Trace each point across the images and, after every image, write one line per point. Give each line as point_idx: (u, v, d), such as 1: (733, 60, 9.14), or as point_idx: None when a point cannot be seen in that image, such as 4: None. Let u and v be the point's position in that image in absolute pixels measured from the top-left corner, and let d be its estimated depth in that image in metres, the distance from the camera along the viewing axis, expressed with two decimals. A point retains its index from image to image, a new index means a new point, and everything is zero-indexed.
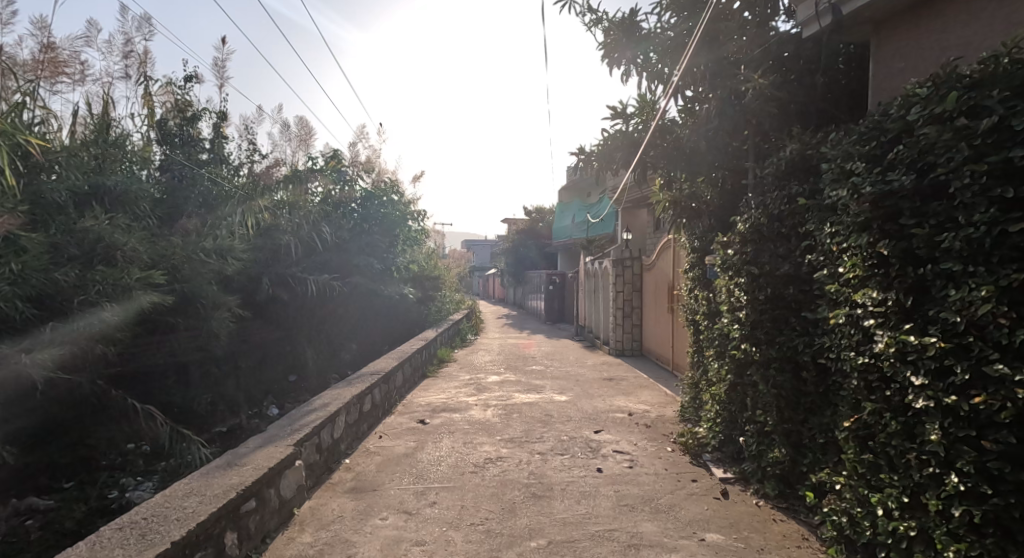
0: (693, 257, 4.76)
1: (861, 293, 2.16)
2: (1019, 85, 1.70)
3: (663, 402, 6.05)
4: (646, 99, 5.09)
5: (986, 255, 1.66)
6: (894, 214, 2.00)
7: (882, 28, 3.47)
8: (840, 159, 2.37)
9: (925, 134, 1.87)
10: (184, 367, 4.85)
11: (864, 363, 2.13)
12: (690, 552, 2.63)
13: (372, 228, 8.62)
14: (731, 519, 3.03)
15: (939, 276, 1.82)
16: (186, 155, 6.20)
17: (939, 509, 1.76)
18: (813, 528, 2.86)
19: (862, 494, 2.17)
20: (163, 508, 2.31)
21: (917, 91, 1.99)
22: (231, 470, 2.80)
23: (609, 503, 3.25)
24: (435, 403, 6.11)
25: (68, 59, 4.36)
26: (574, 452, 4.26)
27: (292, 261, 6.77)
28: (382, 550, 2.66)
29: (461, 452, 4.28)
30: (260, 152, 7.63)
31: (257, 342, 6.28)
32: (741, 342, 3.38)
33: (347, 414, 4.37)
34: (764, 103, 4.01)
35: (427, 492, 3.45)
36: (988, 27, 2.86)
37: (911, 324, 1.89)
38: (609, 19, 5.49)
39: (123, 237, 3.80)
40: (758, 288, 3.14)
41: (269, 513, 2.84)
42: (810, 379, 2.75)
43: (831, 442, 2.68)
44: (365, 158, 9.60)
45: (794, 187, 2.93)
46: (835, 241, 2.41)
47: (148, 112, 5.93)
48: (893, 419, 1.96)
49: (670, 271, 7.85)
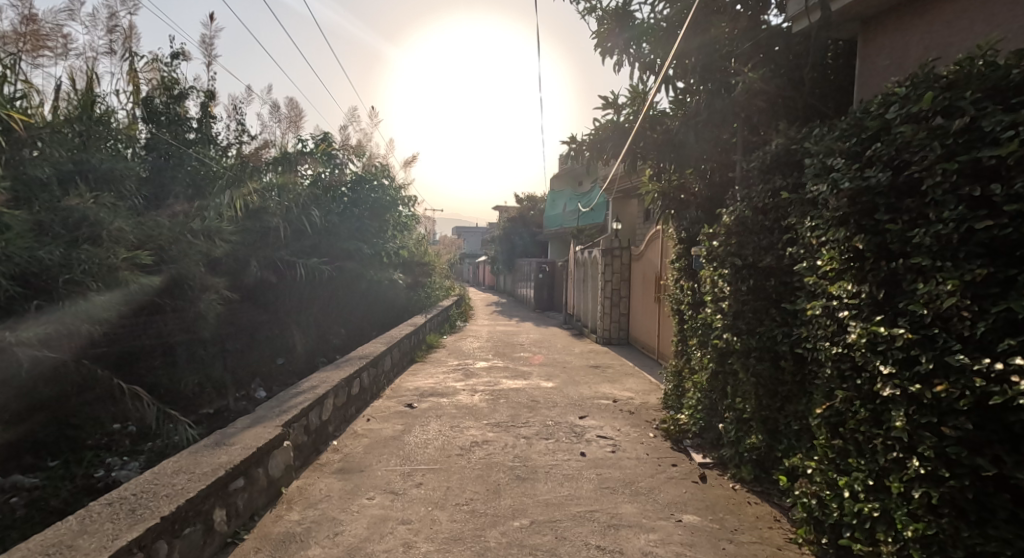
0: (680, 248, 4.65)
1: (838, 285, 2.24)
2: (992, 87, 1.74)
3: (647, 389, 6.17)
4: (637, 90, 5.15)
5: (953, 251, 1.73)
6: (871, 210, 2.07)
7: (870, 25, 3.54)
8: (821, 154, 2.43)
9: (901, 133, 1.93)
10: (171, 349, 4.84)
11: (838, 353, 2.21)
12: (667, 532, 2.72)
13: (363, 213, 8.63)
14: (708, 502, 3.14)
15: (909, 269, 1.89)
16: (172, 134, 6.12)
17: (901, 491, 1.85)
18: (784, 510, 2.98)
19: (831, 478, 2.28)
20: (152, 485, 2.34)
21: (897, 90, 2.06)
22: (219, 449, 2.83)
23: (591, 486, 3.34)
24: (423, 388, 6.18)
25: (50, 32, 4.26)
26: (558, 437, 4.36)
27: (281, 243, 6.76)
28: (370, 528, 2.73)
29: (448, 435, 4.36)
30: (249, 133, 7.57)
31: (245, 324, 6.27)
32: (723, 331, 3.50)
33: (336, 397, 4.42)
34: (752, 96, 4.12)
35: (414, 473, 3.51)
36: (968, 28, 2.93)
37: (882, 316, 1.98)
38: (603, 8, 5.52)
39: (109, 216, 3.79)
40: (741, 280, 3.25)
41: (257, 491, 2.88)
42: (788, 367, 2.81)
43: (804, 429, 2.76)
44: (357, 142, 9.53)
45: (778, 181, 2.99)
46: (815, 234, 2.48)
47: (133, 89, 5.84)
48: (862, 406, 2.06)
49: (658, 262, 7.97)
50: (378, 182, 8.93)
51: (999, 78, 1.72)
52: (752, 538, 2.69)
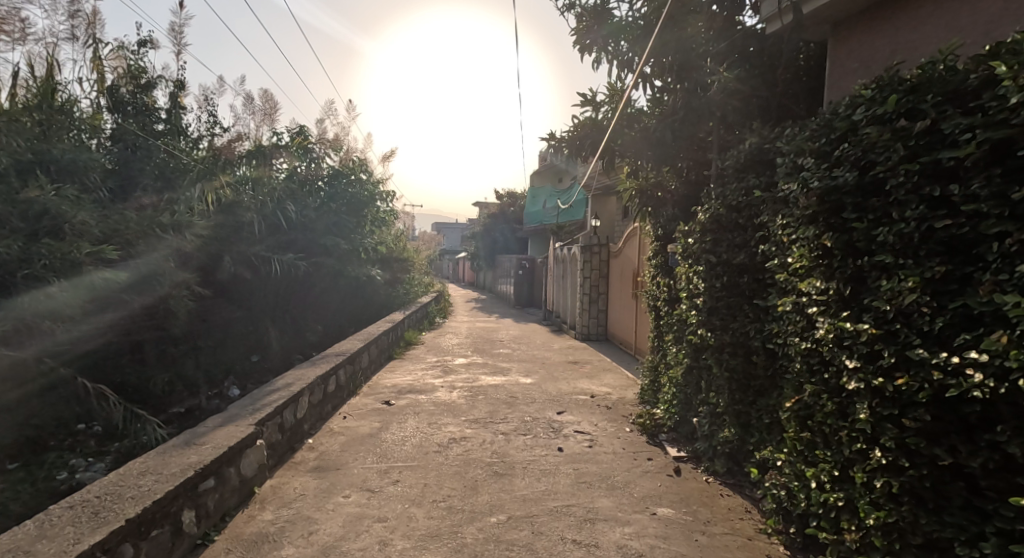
0: (657, 244, 4.71)
1: (807, 282, 2.29)
2: (952, 90, 1.79)
3: (625, 385, 6.25)
4: (615, 87, 5.19)
5: (915, 249, 1.79)
6: (839, 209, 2.13)
7: (841, 28, 3.62)
8: (792, 154, 2.49)
9: (867, 134, 1.98)
10: (138, 345, 4.77)
11: (807, 348, 2.27)
12: (641, 525, 2.76)
13: (340, 208, 8.50)
14: (682, 494, 3.20)
15: (874, 267, 1.95)
16: (140, 125, 5.93)
17: (864, 481, 1.92)
18: (755, 502, 3.05)
19: (799, 469, 2.35)
20: (118, 487, 2.27)
21: (863, 92, 2.11)
22: (188, 449, 2.76)
23: (568, 481, 3.37)
24: (401, 385, 6.14)
25: (6, 16, 4.08)
26: (536, 433, 4.38)
27: (255, 239, 6.63)
28: (345, 526, 2.70)
29: (426, 432, 4.34)
30: (221, 125, 7.38)
31: (218, 321, 6.13)
32: (698, 327, 3.55)
33: (311, 395, 4.35)
34: (728, 96, 4.18)
35: (391, 471, 3.49)
36: (932, 32, 3.02)
37: (849, 312, 2.04)
38: (581, 5, 5.53)
39: (71, 209, 3.66)
40: (716, 277, 3.31)
41: (228, 491, 2.83)
42: (760, 362, 2.88)
43: (774, 422, 2.83)
44: (333, 136, 9.38)
45: (752, 180, 3.05)
46: (785, 232, 2.53)
47: (97, 78, 5.64)
48: (829, 399, 2.11)
49: (635, 258, 8.07)
50: (356, 177, 8.81)
51: (959, 82, 1.77)
52: (724, 529, 2.75)
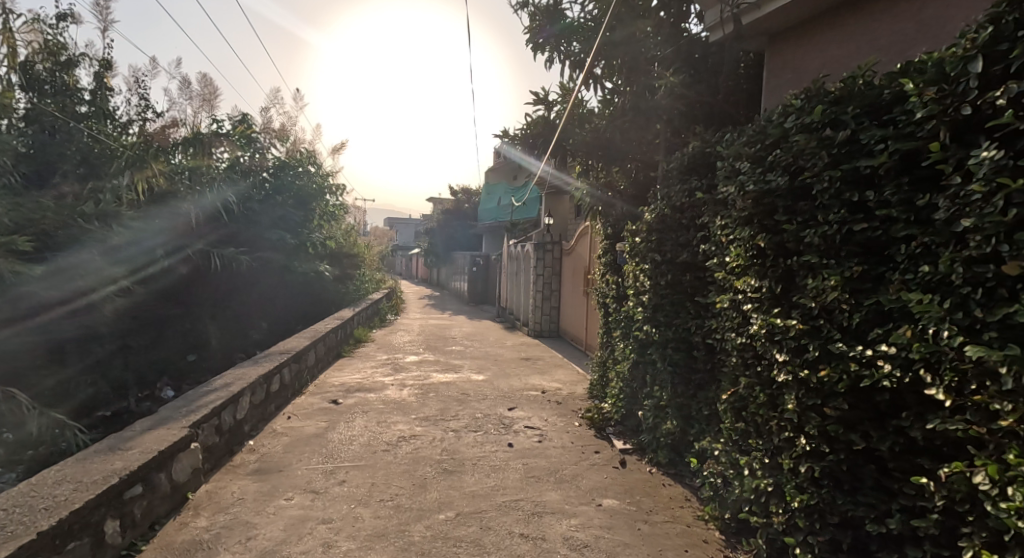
0: (606, 243, 4.82)
1: (743, 280, 2.42)
2: (869, 104, 1.93)
3: (575, 380, 6.37)
4: (566, 86, 5.27)
5: (836, 250, 1.93)
6: (772, 211, 2.25)
7: (776, 40, 3.82)
8: (731, 158, 2.61)
9: (797, 141, 2.10)
10: (57, 346, 4.40)
11: (743, 343, 2.40)
12: (587, 517, 2.83)
13: (286, 201, 8.17)
14: (626, 485, 3.30)
15: (801, 266, 2.08)
16: (59, 106, 5.48)
17: (790, 467, 2.05)
18: (694, 490, 3.19)
19: (734, 457, 2.48)
20: (29, 498, 2.09)
21: (794, 102, 2.24)
22: (113, 454, 2.58)
23: (517, 476, 3.40)
24: (350, 383, 5.99)
25: None
26: (487, 429, 4.39)
27: (192, 231, 6.27)
28: (287, 530, 2.61)
29: (374, 431, 4.26)
30: (154, 110, 6.93)
31: (150, 318, 5.77)
32: (643, 323, 3.67)
33: (253, 395, 4.17)
34: (674, 101, 4.33)
35: (336, 471, 3.40)
36: (856, 49, 3.24)
37: (780, 308, 2.16)
38: (535, 3, 5.55)
39: None
40: (660, 274, 3.43)
41: (158, 498, 2.67)
42: (701, 356, 3.01)
43: (713, 413, 2.97)
44: (279, 125, 9.00)
45: (694, 182, 3.17)
46: (724, 232, 2.66)
47: (7, 52, 4.98)
48: (761, 391, 2.24)
49: (586, 256, 8.24)
50: (304, 169, 8.50)
51: (875, 96, 1.91)
52: (666, 518, 2.86)
